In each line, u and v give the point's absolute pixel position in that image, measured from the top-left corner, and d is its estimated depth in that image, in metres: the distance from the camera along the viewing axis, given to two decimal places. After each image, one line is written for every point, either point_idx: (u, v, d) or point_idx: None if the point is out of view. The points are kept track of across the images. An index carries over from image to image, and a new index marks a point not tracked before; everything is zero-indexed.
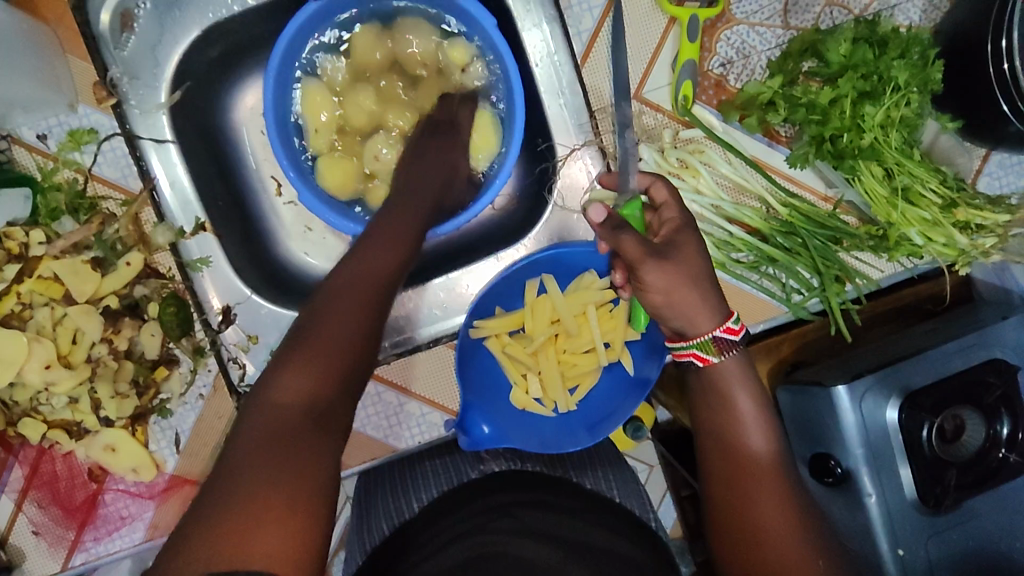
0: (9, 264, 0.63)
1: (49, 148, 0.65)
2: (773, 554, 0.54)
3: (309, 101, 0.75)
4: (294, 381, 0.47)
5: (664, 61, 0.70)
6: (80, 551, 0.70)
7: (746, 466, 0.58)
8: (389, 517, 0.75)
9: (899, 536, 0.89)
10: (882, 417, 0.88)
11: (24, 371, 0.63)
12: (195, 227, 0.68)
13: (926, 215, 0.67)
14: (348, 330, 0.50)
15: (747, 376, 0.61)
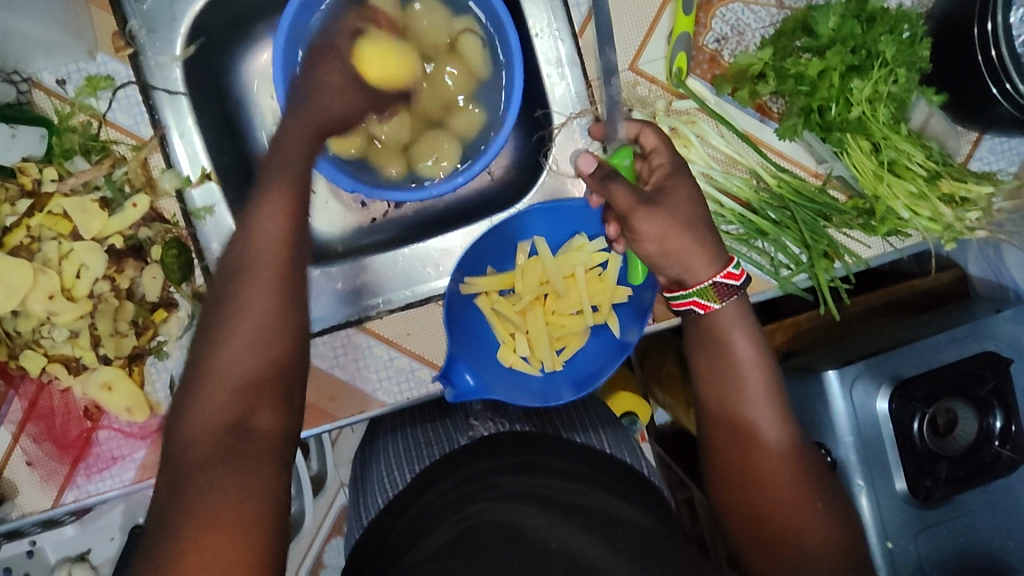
0: (21, 199, 0.66)
1: (66, 94, 0.69)
2: (769, 495, 0.57)
3: None
4: (220, 386, 0.48)
5: (660, 35, 0.72)
6: (72, 488, 0.71)
7: (745, 414, 0.60)
8: (384, 488, 0.77)
9: (888, 528, 0.88)
10: (871, 408, 0.88)
11: (28, 300, 0.65)
12: (201, 176, 0.71)
13: (913, 188, 0.69)
14: (244, 341, 0.49)
15: (744, 323, 0.62)
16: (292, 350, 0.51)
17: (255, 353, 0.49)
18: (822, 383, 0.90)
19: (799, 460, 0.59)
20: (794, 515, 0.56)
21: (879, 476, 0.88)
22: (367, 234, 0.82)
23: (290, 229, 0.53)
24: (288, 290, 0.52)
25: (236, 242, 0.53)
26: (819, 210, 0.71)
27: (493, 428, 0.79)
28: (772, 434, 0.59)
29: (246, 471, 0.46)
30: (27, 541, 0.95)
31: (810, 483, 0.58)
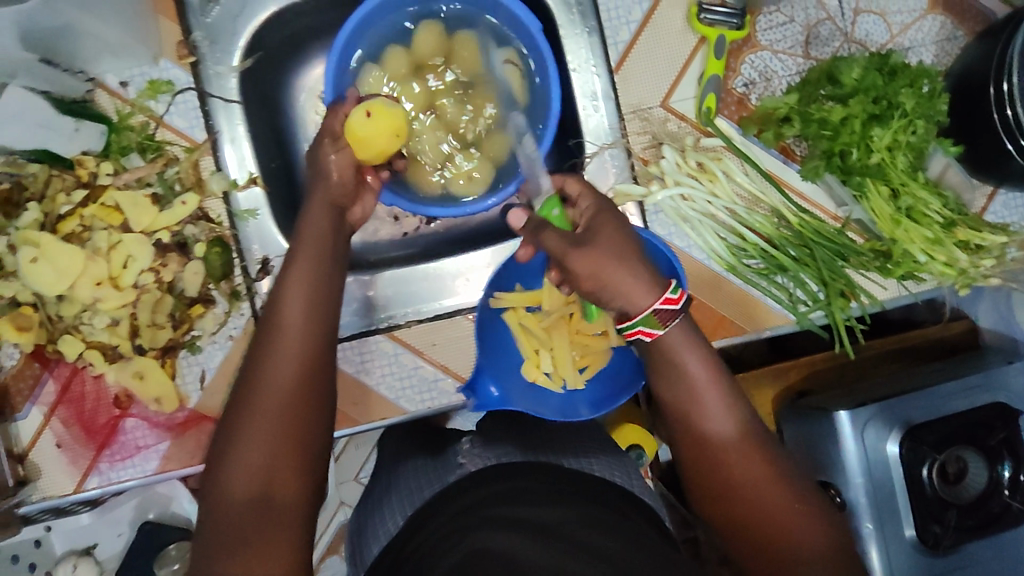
0: (77, 190, 0.70)
1: (128, 95, 0.73)
2: (750, 503, 0.59)
3: (370, 84, 0.81)
4: (244, 457, 0.54)
5: (691, 76, 0.76)
6: (95, 475, 0.73)
7: (708, 429, 0.62)
8: (378, 537, 0.78)
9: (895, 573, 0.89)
10: (880, 448, 0.90)
11: (76, 286, 0.67)
12: (248, 180, 0.75)
13: (929, 233, 0.71)
14: (268, 410, 0.56)
15: (692, 341, 0.63)
16: (317, 421, 0.58)
17: (281, 421, 0.56)
18: (832, 423, 0.91)
19: (772, 464, 0.60)
20: (779, 520, 0.58)
21: (887, 516, 0.90)
22: (399, 247, 0.85)
23: (313, 314, 0.61)
24: (315, 366, 0.59)
25: (266, 321, 0.60)
26: (836, 250, 0.74)
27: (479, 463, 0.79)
28: (740, 446, 0.61)
29: (265, 535, 0.52)
30: (42, 526, 0.96)
31: (789, 487, 0.59)
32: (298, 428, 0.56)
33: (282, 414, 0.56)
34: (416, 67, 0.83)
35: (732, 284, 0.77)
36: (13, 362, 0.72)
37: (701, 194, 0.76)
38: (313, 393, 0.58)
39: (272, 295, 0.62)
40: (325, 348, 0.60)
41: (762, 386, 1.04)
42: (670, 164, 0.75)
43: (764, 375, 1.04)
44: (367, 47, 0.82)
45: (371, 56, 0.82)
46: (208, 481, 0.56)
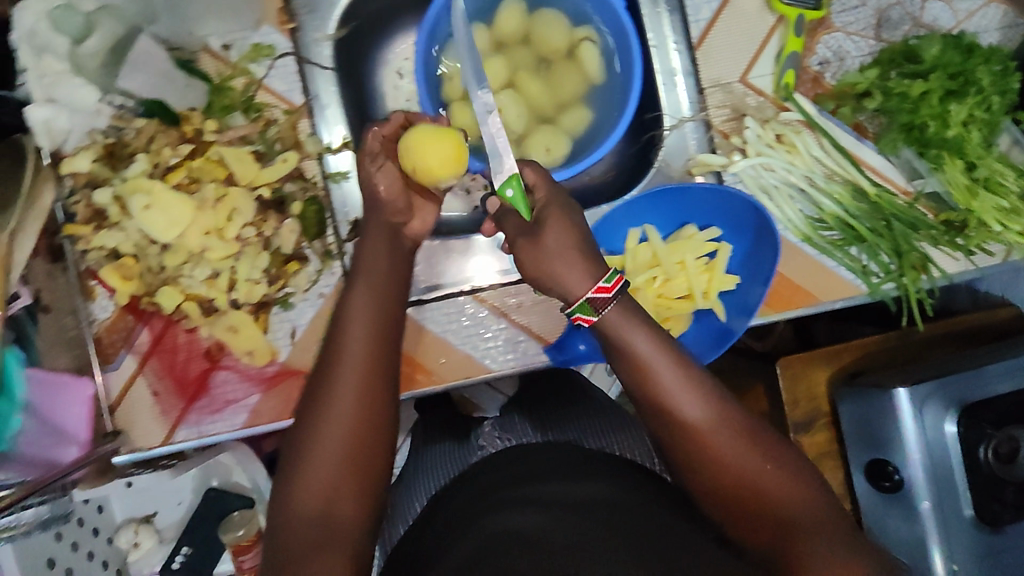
0: (184, 144, 0.71)
1: (229, 58, 0.75)
2: (747, 484, 0.53)
3: (454, 59, 0.83)
4: (309, 479, 0.53)
5: (770, 53, 0.79)
6: (184, 427, 0.74)
7: (687, 418, 0.56)
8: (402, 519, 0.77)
9: (954, 550, 0.93)
10: (938, 426, 0.94)
11: (186, 234, 0.70)
12: (341, 143, 0.77)
13: (1005, 203, 0.73)
14: (330, 429, 0.55)
15: (631, 318, 0.59)
16: (380, 445, 0.56)
17: (344, 445, 0.55)
18: (889, 399, 0.94)
19: (743, 430, 0.56)
20: (759, 486, 0.53)
21: (944, 493, 0.94)
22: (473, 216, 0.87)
23: (379, 335, 0.60)
24: (377, 388, 0.58)
25: (331, 341, 0.59)
26: (909, 222, 0.77)
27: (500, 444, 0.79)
28: (711, 421, 0.56)
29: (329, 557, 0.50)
30: (123, 483, 0.97)
31: (765, 451, 0.55)
32: (362, 446, 0.55)
33: (344, 438, 0.55)
34: (498, 43, 0.85)
35: (807, 255, 0.80)
36: (108, 314, 0.74)
37: (780, 165, 0.78)
38: (376, 415, 0.57)
39: (335, 319, 0.61)
40: (388, 371, 0.59)
41: (815, 366, 1.06)
42: (753, 134, 0.78)
43: (816, 356, 1.07)
44: None
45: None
46: (271, 509, 0.54)
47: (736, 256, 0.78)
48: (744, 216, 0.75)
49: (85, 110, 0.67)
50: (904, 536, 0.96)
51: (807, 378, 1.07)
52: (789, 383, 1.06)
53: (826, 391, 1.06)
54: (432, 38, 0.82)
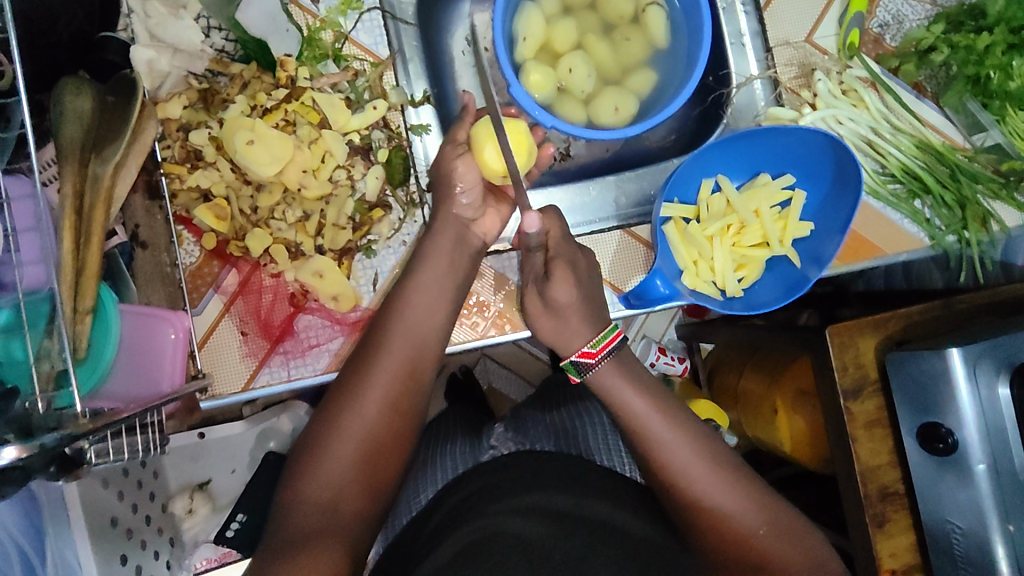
0: (280, 89, 0.73)
1: (317, 11, 0.77)
2: (721, 523, 0.67)
3: (527, 21, 0.85)
4: (330, 466, 0.62)
5: (834, 14, 0.83)
6: (265, 371, 0.75)
7: (670, 460, 0.70)
8: (407, 505, 0.84)
9: (1010, 514, 0.83)
10: (993, 390, 0.83)
11: (285, 171, 0.71)
12: (422, 97, 0.80)
13: None
14: (356, 427, 0.63)
15: (624, 378, 0.74)
16: (395, 449, 0.65)
17: (364, 444, 0.63)
18: (939, 360, 0.84)
19: (727, 482, 0.69)
20: (745, 535, 0.66)
21: (1001, 453, 0.83)
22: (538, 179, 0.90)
23: (415, 351, 0.69)
24: (401, 398, 0.66)
25: (368, 352, 0.69)
26: (971, 175, 0.80)
27: (512, 446, 0.85)
28: (694, 469, 0.69)
29: (332, 531, 0.57)
30: (196, 432, 0.98)
31: (747, 502, 0.68)
32: (379, 444, 0.64)
33: (365, 437, 0.63)
34: (567, 9, 0.89)
35: (872, 207, 0.83)
36: (193, 258, 0.74)
37: (848, 116, 0.81)
38: (396, 421, 0.65)
39: (377, 330, 0.70)
40: (416, 385, 0.68)
41: (865, 335, 1.01)
42: (825, 87, 0.81)
43: (865, 325, 1.01)
44: None
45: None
46: (287, 491, 0.62)
47: (809, 204, 0.79)
48: (822, 163, 0.76)
49: (188, 50, 0.72)
50: (958, 504, 0.86)
51: (855, 346, 1.01)
52: (836, 352, 1.00)
53: (874, 358, 1.01)
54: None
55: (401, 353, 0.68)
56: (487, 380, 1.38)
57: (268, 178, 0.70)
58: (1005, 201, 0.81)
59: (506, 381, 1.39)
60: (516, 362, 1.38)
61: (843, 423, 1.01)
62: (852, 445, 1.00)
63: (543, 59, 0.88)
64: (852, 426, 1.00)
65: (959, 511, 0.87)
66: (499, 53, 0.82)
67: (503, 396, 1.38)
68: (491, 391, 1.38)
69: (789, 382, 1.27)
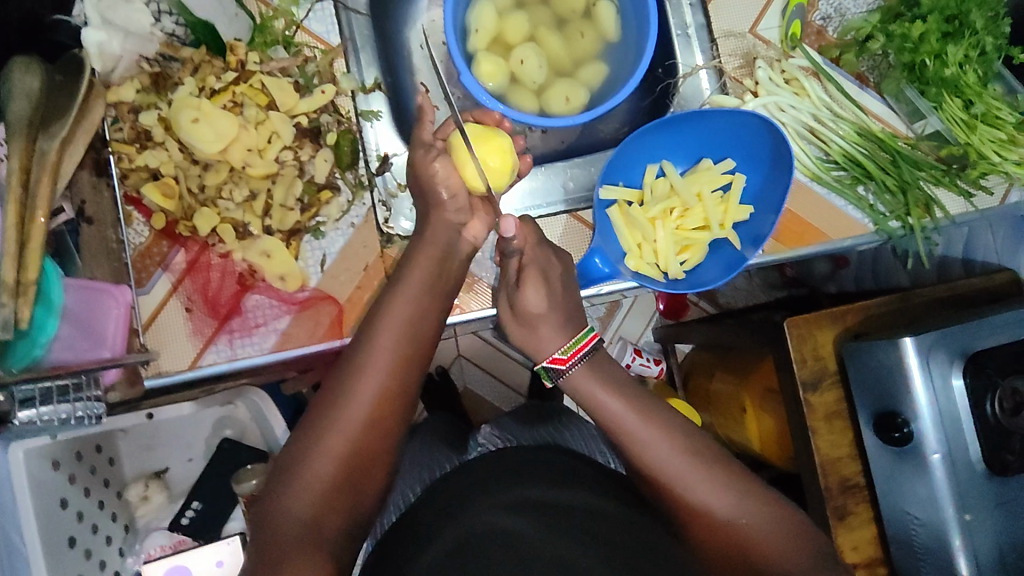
0: (229, 72, 0.75)
1: (271, 1, 0.79)
2: (706, 519, 0.64)
3: (480, 15, 0.87)
4: (317, 467, 0.59)
5: (777, 7, 0.85)
6: (211, 350, 0.75)
7: (649, 459, 0.67)
8: (397, 504, 0.85)
9: (966, 500, 0.87)
10: (946, 381, 0.87)
11: (230, 148, 0.73)
12: (373, 84, 0.82)
13: (1002, 134, 0.78)
14: (347, 425, 0.61)
15: (598, 381, 0.72)
16: (379, 460, 0.61)
17: (355, 443, 0.60)
18: (894, 350, 0.88)
19: (711, 475, 0.66)
20: (728, 524, 0.64)
21: (955, 442, 0.87)
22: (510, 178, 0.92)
23: (405, 358, 0.65)
24: (389, 407, 0.63)
25: (353, 356, 0.65)
26: (914, 162, 0.81)
27: (496, 444, 0.89)
28: (674, 463, 0.66)
29: (317, 540, 0.55)
30: (144, 414, 0.92)
31: (731, 488, 0.65)
32: (371, 444, 0.61)
33: (357, 436, 0.60)
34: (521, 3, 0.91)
35: (818, 195, 0.84)
36: (142, 238, 0.76)
37: (789, 100, 0.83)
38: (386, 423, 0.62)
39: (368, 324, 0.67)
40: (405, 394, 0.64)
41: (823, 327, 1.01)
42: (765, 75, 0.84)
43: (824, 318, 1.00)
44: None
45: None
46: (271, 493, 0.59)
47: (750, 187, 0.81)
48: (759, 145, 0.78)
49: (138, 34, 0.73)
50: (918, 496, 0.90)
51: (814, 337, 1.01)
52: (796, 343, 0.99)
53: (833, 351, 1.01)
54: None
55: (394, 346, 0.65)
56: (462, 381, 1.37)
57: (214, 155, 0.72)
58: (947, 187, 0.82)
59: (481, 382, 1.38)
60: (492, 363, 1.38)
61: (804, 416, 1.00)
62: (812, 436, 0.99)
63: (496, 50, 0.89)
64: (812, 418, 0.99)
65: (917, 499, 0.91)
66: (449, 45, 0.84)
67: (477, 397, 1.38)
68: (465, 392, 1.37)
69: (757, 380, 1.20)
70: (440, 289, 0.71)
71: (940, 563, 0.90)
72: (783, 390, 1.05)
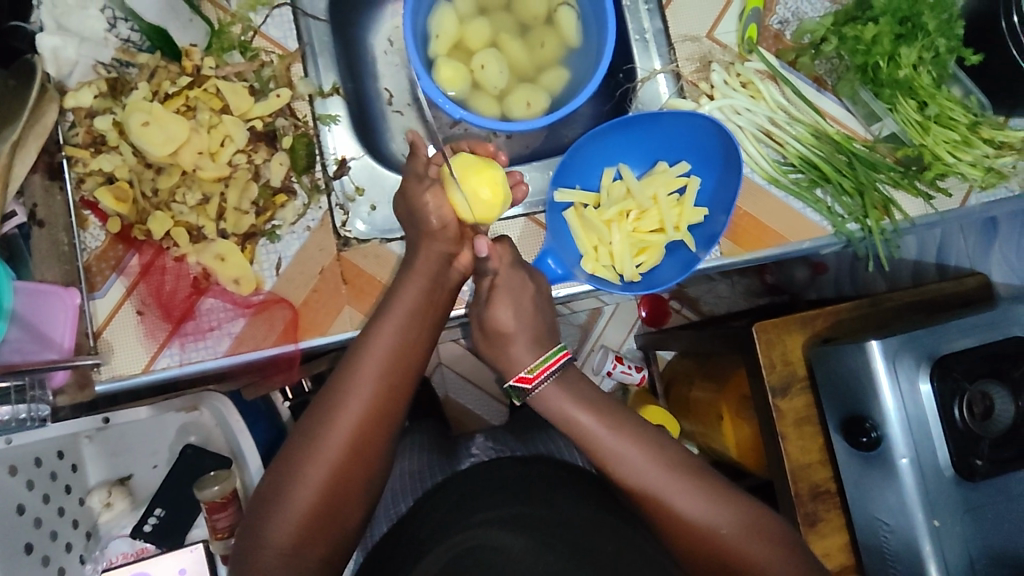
0: (183, 76, 0.76)
1: (228, 7, 0.79)
2: (687, 531, 0.61)
3: (440, 22, 0.85)
4: (295, 504, 0.58)
5: (735, 11, 0.85)
6: (164, 355, 0.75)
7: (624, 472, 0.64)
8: (385, 514, 0.86)
9: (935, 505, 0.85)
10: (914, 385, 0.85)
11: (181, 150, 0.74)
12: (331, 88, 0.83)
13: (955, 135, 0.80)
14: (326, 459, 0.59)
15: (570, 397, 0.68)
16: (354, 503, 0.60)
17: (334, 478, 0.59)
18: (862, 356, 0.86)
19: (690, 486, 0.63)
20: (709, 533, 0.61)
21: (922, 446, 0.85)
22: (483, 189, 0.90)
23: (384, 399, 0.62)
24: (363, 452, 0.60)
25: (328, 396, 0.62)
26: (870, 164, 0.82)
27: (488, 455, 0.95)
28: (651, 475, 0.63)
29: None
30: (100, 418, 0.87)
31: (710, 497, 0.63)
32: (351, 475, 0.59)
33: (334, 470, 0.59)
34: (481, 10, 0.88)
35: (776, 197, 0.83)
36: (99, 242, 0.75)
37: (746, 102, 0.84)
38: (368, 453, 0.60)
39: (353, 346, 0.64)
40: (380, 437, 0.61)
41: (791, 332, 0.97)
42: (719, 78, 0.85)
43: (793, 321, 0.97)
44: None
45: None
46: (254, 525, 0.59)
47: (705, 190, 0.82)
48: (711, 147, 0.79)
49: (92, 39, 0.74)
50: (887, 502, 0.88)
51: (783, 342, 0.97)
52: (765, 348, 0.95)
53: (801, 356, 0.97)
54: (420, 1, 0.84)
55: (378, 374, 0.62)
56: (443, 389, 1.34)
57: (164, 157, 0.73)
58: (906, 189, 0.82)
59: (462, 391, 1.34)
60: (472, 372, 1.34)
61: (772, 421, 0.96)
62: (781, 442, 0.95)
63: (456, 57, 0.87)
64: (781, 424, 0.95)
65: (885, 504, 0.88)
66: (407, 49, 0.80)
67: (460, 406, 1.34)
68: (447, 401, 1.34)
69: (733, 387, 1.15)
70: (433, 310, 0.68)
71: (911, 570, 0.87)
72: (754, 397, 1.01)
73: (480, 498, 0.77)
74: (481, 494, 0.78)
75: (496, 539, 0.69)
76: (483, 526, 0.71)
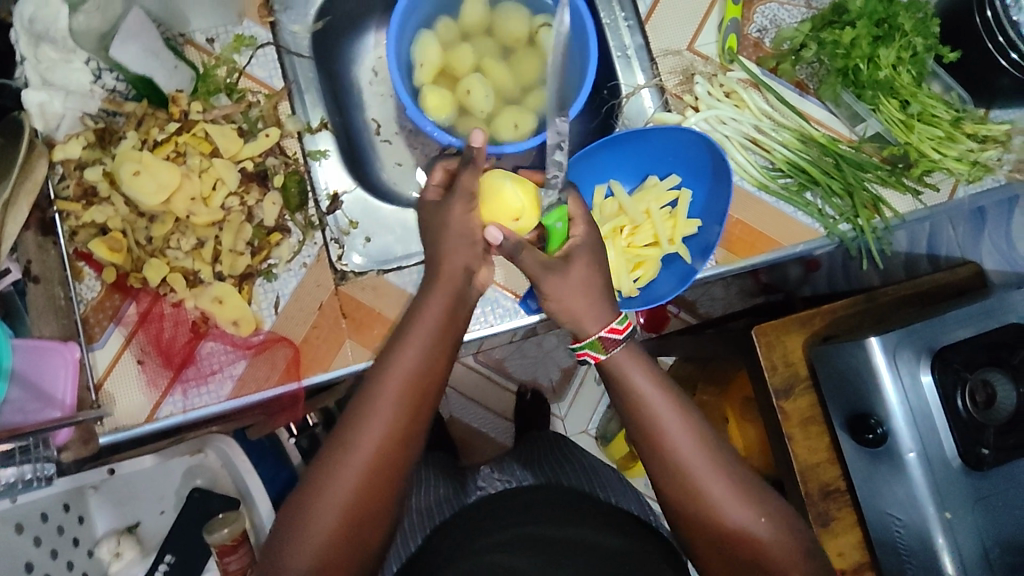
0: (171, 122, 0.76)
1: (213, 51, 0.81)
2: (726, 518, 0.62)
3: (424, 50, 0.85)
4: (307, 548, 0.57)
5: (711, 24, 0.87)
6: (167, 403, 0.74)
7: (678, 450, 0.62)
8: (397, 553, 0.84)
9: (944, 497, 0.85)
10: (915, 378, 0.85)
11: (174, 197, 0.73)
12: (319, 124, 0.83)
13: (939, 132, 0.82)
14: (336, 504, 0.57)
15: (635, 360, 0.64)
16: (370, 540, 0.59)
17: (346, 518, 0.58)
18: (861, 352, 0.86)
19: (733, 475, 0.63)
20: (745, 528, 0.62)
21: (929, 438, 0.85)
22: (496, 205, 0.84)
23: (395, 438, 0.59)
24: (377, 487, 0.59)
25: (343, 433, 0.60)
26: (857, 164, 0.83)
27: (497, 485, 0.92)
28: (699, 460, 0.62)
29: None
30: (106, 469, 0.87)
31: (747, 490, 0.63)
32: (365, 514, 0.58)
33: (347, 509, 0.58)
34: (464, 35, 0.88)
35: (767, 203, 0.84)
36: (94, 293, 0.75)
37: (730, 112, 0.86)
38: (381, 492, 0.59)
39: (369, 379, 0.61)
40: (393, 474, 0.59)
41: (791, 332, 0.97)
42: (704, 90, 0.86)
43: (791, 322, 0.97)
44: (425, 18, 0.87)
45: (423, 23, 0.87)
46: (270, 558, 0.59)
47: (695, 202, 0.83)
48: (697, 159, 0.80)
49: (78, 91, 0.74)
50: (897, 497, 0.88)
51: (782, 344, 0.97)
52: (765, 351, 0.95)
53: (803, 356, 0.97)
54: (403, 30, 0.84)
55: (389, 414, 0.59)
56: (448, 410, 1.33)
57: (157, 205, 0.73)
58: (893, 186, 0.84)
59: (467, 411, 1.34)
60: (476, 391, 1.34)
61: (777, 424, 0.96)
62: (788, 445, 0.95)
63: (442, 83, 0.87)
64: (786, 426, 0.95)
65: (894, 499, 0.88)
66: (393, 79, 0.80)
67: (467, 426, 1.33)
68: (451, 421, 1.33)
69: (735, 390, 1.15)
70: (450, 342, 0.63)
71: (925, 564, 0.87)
72: (758, 400, 1.01)
73: (489, 524, 0.76)
74: (495, 519, 0.77)
75: (508, 562, 0.69)
76: (489, 555, 0.70)
